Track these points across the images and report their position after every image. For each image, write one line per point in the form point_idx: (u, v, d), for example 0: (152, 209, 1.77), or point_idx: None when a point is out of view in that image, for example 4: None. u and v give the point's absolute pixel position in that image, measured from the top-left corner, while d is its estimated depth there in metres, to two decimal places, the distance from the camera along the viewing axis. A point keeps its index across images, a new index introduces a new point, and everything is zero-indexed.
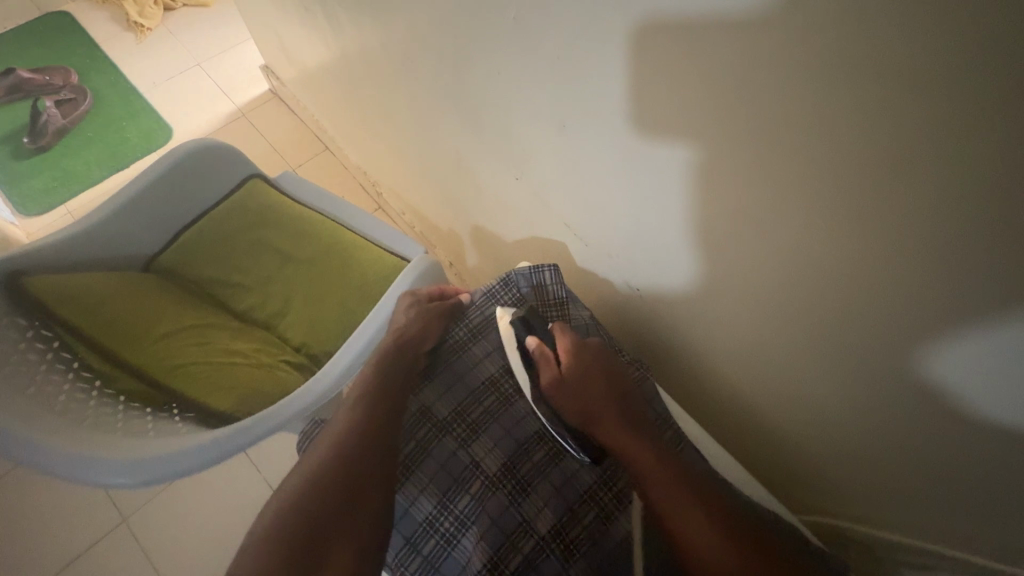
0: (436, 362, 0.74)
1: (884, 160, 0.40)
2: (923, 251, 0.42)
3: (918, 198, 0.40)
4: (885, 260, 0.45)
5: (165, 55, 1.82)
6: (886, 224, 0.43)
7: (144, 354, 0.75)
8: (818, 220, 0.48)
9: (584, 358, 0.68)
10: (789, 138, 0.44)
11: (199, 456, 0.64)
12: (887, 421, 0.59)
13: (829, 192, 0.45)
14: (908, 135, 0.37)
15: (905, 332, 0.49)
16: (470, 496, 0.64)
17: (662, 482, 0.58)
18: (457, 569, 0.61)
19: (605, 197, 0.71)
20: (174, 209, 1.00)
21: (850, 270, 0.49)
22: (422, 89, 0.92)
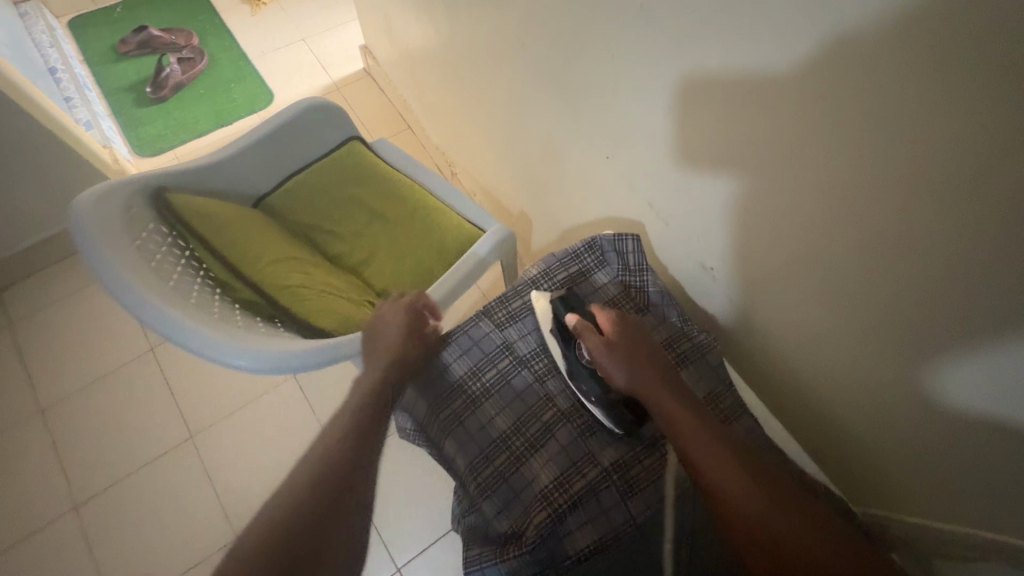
0: (519, 309, 0.79)
1: (994, 166, 0.43)
2: (995, 241, 0.46)
3: (994, 195, 0.44)
4: (958, 251, 0.49)
5: (275, 28, 1.98)
6: (986, 228, 0.46)
7: (258, 272, 0.84)
8: (913, 220, 0.51)
9: (626, 328, 0.72)
10: (897, 139, 0.48)
11: (307, 358, 0.70)
12: (945, 415, 0.61)
13: (913, 183, 0.49)
14: (991, 139, 0.42)
15: (971, 325, 0.52)
16: (541, 424, 0.71)
17: (708, 449, 0.61)
18: (523, 484, 0.68)
19: (690, 187, 0.76)
20: (285, 157, 1.10)
21: (921, 262, 0.53)
22: (523, 73, 1.01)
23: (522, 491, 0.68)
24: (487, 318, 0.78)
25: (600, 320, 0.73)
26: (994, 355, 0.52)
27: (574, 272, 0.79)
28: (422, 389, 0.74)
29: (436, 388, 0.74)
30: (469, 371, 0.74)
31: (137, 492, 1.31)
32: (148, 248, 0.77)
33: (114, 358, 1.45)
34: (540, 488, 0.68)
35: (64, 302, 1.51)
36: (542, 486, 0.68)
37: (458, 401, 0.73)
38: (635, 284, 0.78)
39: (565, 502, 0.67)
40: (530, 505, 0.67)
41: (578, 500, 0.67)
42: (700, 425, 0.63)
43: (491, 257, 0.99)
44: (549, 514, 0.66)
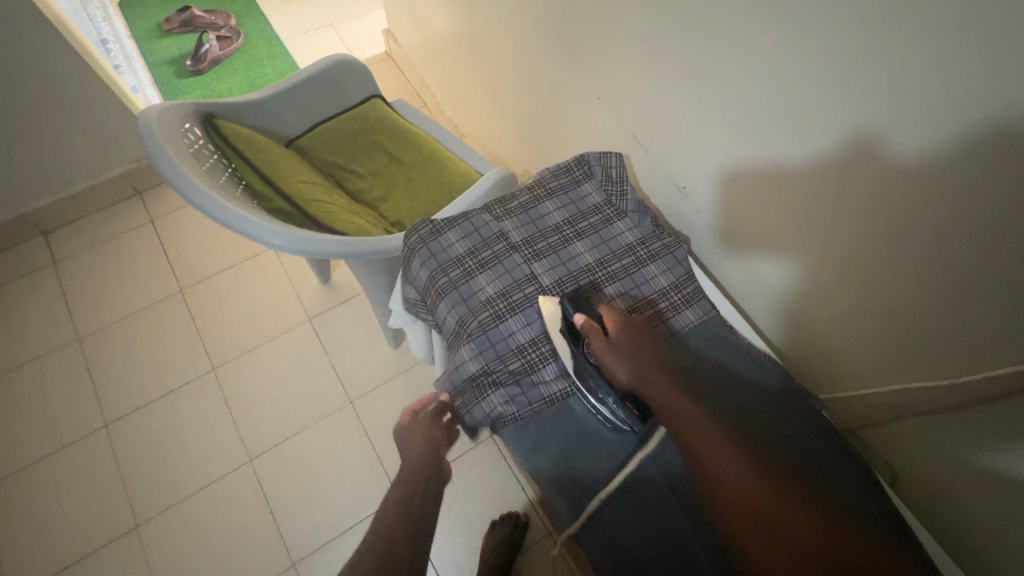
0: (515, 206, 0.85)
1: (896, 51, 0.53)
2: (895, 125, 0.57)
3: (894, 82, 0.55)
4: (871, 138, 0.60)
5: (307, 13, 2.15)
6: (894, 107, 0.56)
7: (289, 187, 0.97)
8: (843, 112, 0.61)
9: (633, 331, 0.72)
10: (827, 38, 0.59)
11: (332, 249, 0.82)
12: (871, 301, 0.71)
13: (839, 78, 0.60)
14: (889, 33, 0.53)
15: (883, 207, 0.63)
16: (525, 295, 0.78)
17: (721, 456, 0.59)
18: (501, 337, 0.76)
19: (670, 118, 0.87)
20: (316, 106, 1.24)
21: (846, 154, 0.64)
22: (531, 35, 1.14)
23: (499, 342, 0.76)
24: (488, 210, 0.84)
25: (607, 321, 0.73)
26: (907, 230, 0.62)
27: (564, 183, 0.86)
28: (424, 261, 0.81)
29: (438, 259, 0.81)
30: (467, 250, 0.81)
31: (162, 415, 1.42)
32: (200, 156, 0.90)
33: (147, 298, 1.58)
34: (516, 343, 0.76)
35: (104, 246, 1.65)
36: (519, 341, 0.76)
37: (455, 271, 0.80)
38: (616, 194, 0.85)
39: (539, 356, 0.76)
40: (505, 355, 0.75)
41: (550, 355, 0.76)
42: (708, 430, 0.62)
43: (491, 189, 1.09)
44: (523, 363, 0.75)
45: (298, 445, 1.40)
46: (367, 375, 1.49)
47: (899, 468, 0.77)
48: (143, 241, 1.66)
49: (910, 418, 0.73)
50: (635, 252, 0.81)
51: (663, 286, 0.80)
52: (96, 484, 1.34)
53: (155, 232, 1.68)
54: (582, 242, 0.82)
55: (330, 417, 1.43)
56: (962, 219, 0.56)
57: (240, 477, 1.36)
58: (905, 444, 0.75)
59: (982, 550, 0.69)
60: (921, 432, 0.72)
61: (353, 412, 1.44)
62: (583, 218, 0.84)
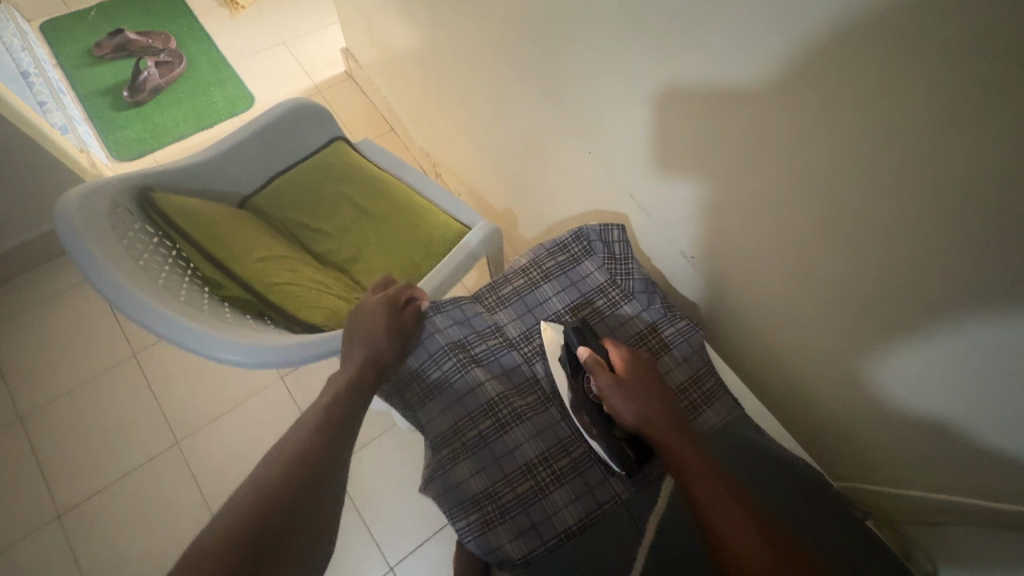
0: (509, 294, 0.79)
1: (946, 133, 0.46)
2: (953, 220, 0.50)
3: (954, 177, 0.48)
4: (925, 231, 0.53)
5: (254, 31, 1.98)
6: (941, 192, 0.49)
7: (246, 268, 0.85)
8: (890, 197, 0.54)
9: (641, 370, 0.68)
10: (865, 117, 0.51)
11: (299, 352, 0.71)
12: (919, 390, 0.65)
13: (882, 164, 0.52)
14: (948, 125, 0.46)
15: (940, 300, 0.56)
16: (527, 403, 0.73)
17: (712, 495, 0.55)
18: (505, 454, 0.69)
19: (673, 177, 0.78)
20: (272, 157, 1.11)
21: (891, 242, 0.56)
22: (508, 72, 1.03)
23: (503, 461, 0.69)
24: (479, 302, 0.79)
25: (613, 357, 0.69)
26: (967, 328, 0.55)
27: (562, 262, 0.79)
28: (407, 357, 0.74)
29: (426, 356, 0.75)
30: (458, 346, 0.75)
31: (123, 500, 1.29)
32: (134, 247, 0.77)
33: (96, 365, 1.43)
34: (522, 462, 0.69)
35: (44, 309, 1.49)
36: (526, 458, 0.69)
37: (447, 370, 0.74)
38: (620, 274, 0.77)
39: (548, 476, 0.69)
40: (512, 474, 0.68)
41: (562, 477, 0.69)
42: (704, 470, 0.58)
43: (476, 250, 0.99)
44: (532, 486, 0.68)
45: None
46: None
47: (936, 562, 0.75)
48: (88, 299, 1.51)
49: (954, 525, 0.70)
50: (647, 341, 0.74)
51: (681, 381, 0.73)
52: None
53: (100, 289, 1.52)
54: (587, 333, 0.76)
55: None
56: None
57: None
58: (949, 544, 0.72)
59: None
60: (963, 538, 0.69)
61: None
62: (585, 303, 0.77)
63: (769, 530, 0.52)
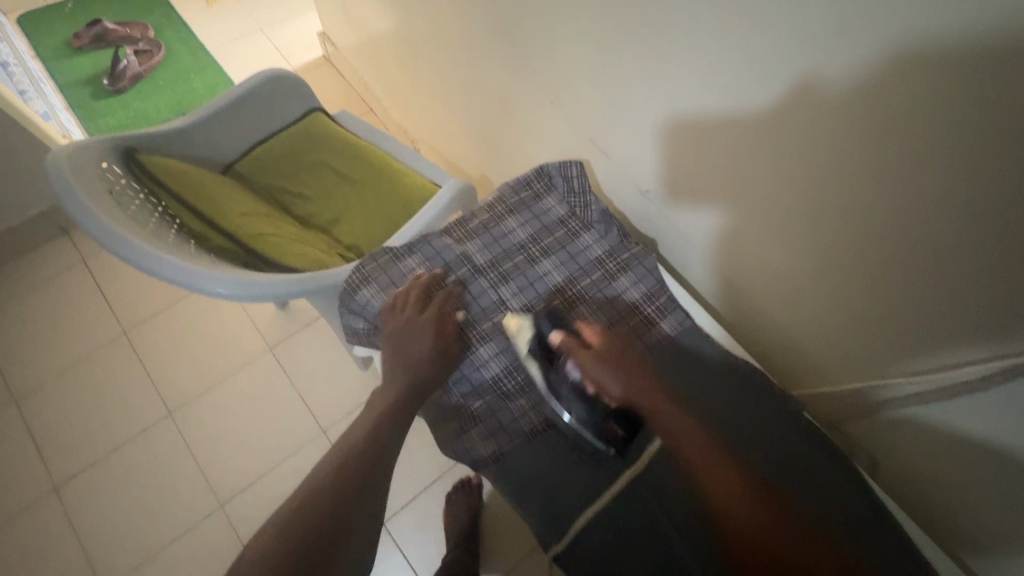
0: (476, 227, 0.84)
1: (849, 34, 0.52)
2: (865, 122, 0.56)
3: (860, 81, 0.54)
4: (843, 137, 0.59)
5: (232, 19, 2.01)
6: (851, 92, 0.55)
7: (229, 221, 0.89)
8: (813, 110, 0.60)
9: (617, 344, 0.71)
10: (785, 34, 0.57)
11: (281, 288, 0.76)
12: (848, 293, 0.71)
13: (803, 77, 0.58)
14: (850, 33, 0.52)
15: (860, 203, 0.62)
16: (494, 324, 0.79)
17: (704, 464, 0.60)
18: (474, 370, 0.77)
19: (629, 119, 0.84)
20: (251, 127, 1.15)
21: (815, 154, 0.62)
22: (476, 36, 1.08)
23: (473, 375, 0.77)
24: (448, 233, 0.83)
25: (586, 335, 0.72)
26: (885, 227, 0.61)
27: (525, 195, 0.85)
28: (378, 291, 0.79)
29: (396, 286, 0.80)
30: (428, 276, 0.80)
31: (118, 470, 1.33)
32: (122, 200, 0.81)
33: (87, 344, 1.46)
34: (489, 375, 0.77)
35: (33, 293, 1.51)
36: (492, 373, 0.77)
37: None
38: (580, 204, 0.84)
39: (513, 388, 0.77)
40: (481, 388, 0.77)
41: (526, 387, 0.77)
42: (695, 439, 0.62)
43: (449, 205, 1.04)
44: (498, 396, 0.77)
45: (273, 483, 1.33)
46: (338, 401, 1.42)
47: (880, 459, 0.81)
48: (76, 282, 1.53)
49: (888, 418, 0.76)
50: (604, 265, 0.81)
51: (634, 299, 0.79)
52: (51, 554, 1.24)
53: (88, 272, 1.55)
54: (549, 260, 0.81)
55: (302, 451, 1.36)
56: (926, 201, 0.55)
57: (212, 525, 1.28)
58: (882, 439, 0.79)
59: (971, 535, 0.75)
60: (899, 430, 0.75)
61: (326, 441, 1.38)
62: (547, 233, 0.83)
63: (757, 489, 0.58)
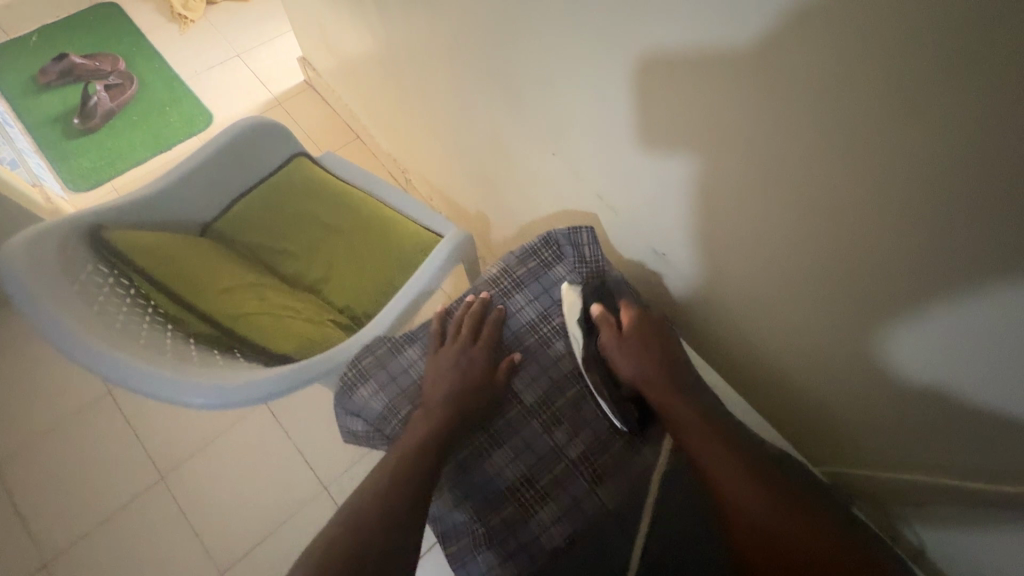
0: (483, 308, 0.81)
1: (892, 122, 0.44)
2: (926, 209, 0.47)
3: (920, 165, 0.45)
4: (896, 221, 0.50)
5: (207, 46, 1.91)
6: (893, 183, 0.48)
7: (211, 302, 0.82)
8: (857, 189, 0.51)
9: (648, 328, 0.76)
10: (818, 107, 0.48)
11: (264, 389, 0.70)
12: (900, 381, 0.62)
13: (847, 153, 0.49)
14: (906, 111, 0.43)
15: (917, 292, 0.53)
16: (508, 421, 0.74)
17: (717, 457, 0.64)
18: (488, 478, 0.72)
19: (634, 177, 0.76)
20: (229, 181, 1.07)
21: (859, 236, 0.54)
22: (464, 74, 0.99)
23: (487, 485, 0.72)
24: (452, 316, 0.82)
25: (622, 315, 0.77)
26: (947, 319, 0.52)
27: (533, 268, 0.83)
28: (377, 389, 0.79)
29: (398, 383, 0.79)
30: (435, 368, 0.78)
31: (110, 541, 1.26)
32: (87, 292, 0.73)
33: (71, 405, 1.39)
34: (505, 483, 0.71)
35: (12, 353, 1.44)
36: (508, 480, 0.72)
37: None
38: (592, 277, 0.82)
39: (533, 497, 0.71)
40: (496, 499, 0.71)
41: (547, 495, 0.71)
42: (704, 434, 0.66)
43: (448, 261, 0.96)
44: (517, 509, 0.70)
45: (273, 548, 1.26)
46: (338, 456, 1.35)
47: (929, 542, 0.74)
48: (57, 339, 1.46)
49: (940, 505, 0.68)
50: None
51: None
52: None
53: None
54: (561, 342, 0.79)
55: (302, 511, 1.30)
56: (985, 297, 0.48)
57: None
58: (937, 525, 0.71)
59: None
60: (953, 519, 0.68)
61: (327, 499, 1.32)
62: (558, 310, 0.81)
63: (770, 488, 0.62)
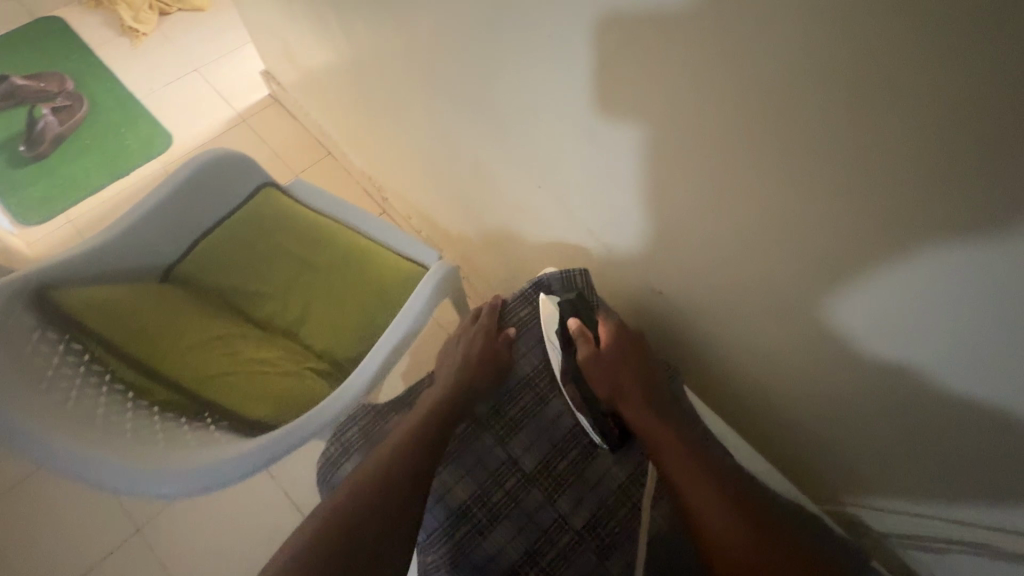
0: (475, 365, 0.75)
1: (927, 168, 0.41)
2: (962, 259, 0.43)
3: (956, 213, 0.41)
4: (928, 269, 0.46)
5: (162, 60, 1.80)
6: (926, 231, 0.44)
7: (174, 365, 0.76)
8: (886, 233, 0.47)
9: (626, 343, 0.73)
10: (844, 148, 0.44)
11: (240, 466, 0.66)
12: (922, 425, 0.60)
13: (875, 197, 0.45)
14: (944, 156, 0.39)
15: (951, 340, 0.50)
16: (507, 492, 0.69)
17: (693, 480, 0.61)
18: (488, 557, 0.66)
19: (631, 209, 0.72)
20: (192, 218, 1.00)
21: (887, 281, 0.50)
22: (440, 96, 0.93)
23: (487, 565, 0.65)
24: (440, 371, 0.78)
25: (600, 330, 0.75)
26: (981, 368, 0.49)
27: (525, 316, 0.80)
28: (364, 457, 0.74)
29: None
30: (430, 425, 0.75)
31: None
32: (35, 368, 0.66)
33: None
34: (508, 562, 0.66)
35: None
36: (510, 560, 0.66)
37: None
38: None
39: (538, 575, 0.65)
40: None
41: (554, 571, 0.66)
42: (682, 457, 0.63)
43: (432, 297, 0.90)
44: None
45: None
46: None
47: None
48: None
49: (961, 551, 0.66)
50: None
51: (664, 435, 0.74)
52: None
53: None
54: (560, 397, 0.74)
55: None
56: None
57: None
58: (954, 562, 0.69)
59: None
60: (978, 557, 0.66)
61: None
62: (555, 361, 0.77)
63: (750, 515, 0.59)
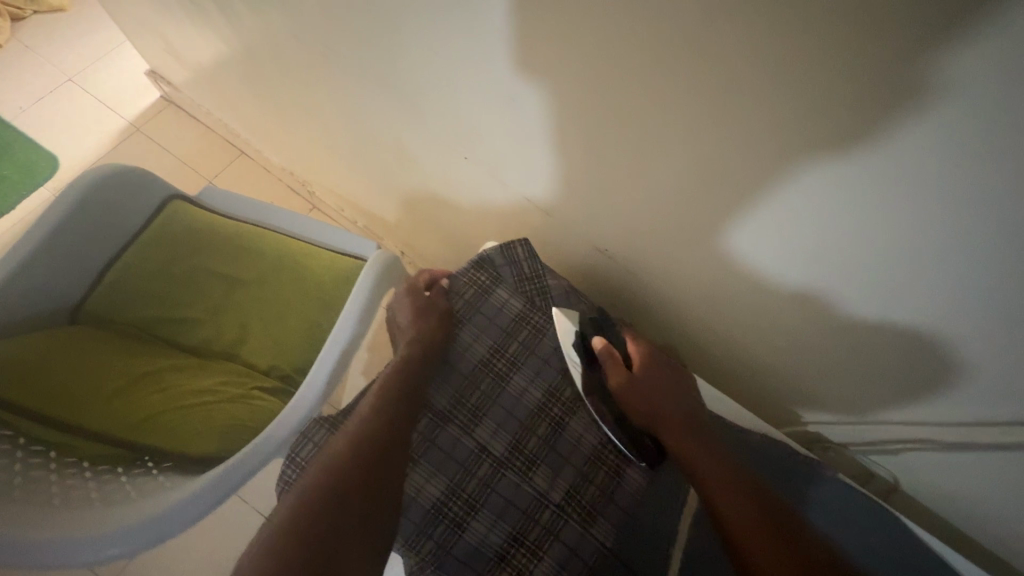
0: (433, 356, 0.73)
1: (841, 99, 0.39)
2: (885, 187, 0.43)
3: (875, 142, 0.40)
4: (852, 200, 0.46)
5: (28, 73, 1.59)
6: (849, 162, 0.43)
7: (98, 415, 0.70)
8: (809, 168, 0.45)
9: (656, 364, 0.74)
10: (756, 87, 0.42)
11: (187, 511, 0.60)
12: (863, 345, 0.61)
13: (795, 133, 0.44)
14: (856, 86, 0.38)
15: (880, 267, 0.50)
16: (479, 480, 0.67)
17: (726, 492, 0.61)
18: (472, 550, 0.64)
19: (562, 171, 0.68)
20: (90, 249, 0.90)
21: (814, 215, 0.50)
22: (343, 77, 0.86)
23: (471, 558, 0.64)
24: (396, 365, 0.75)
25: (632, 350, 0.76)
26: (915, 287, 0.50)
27: (472, 298, 0.79)
28: None
29: None
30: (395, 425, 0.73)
31: None
32: None
33: None
34: (493, 550, 0.64)
35: None
36: (494, 547, 0.65)
37: None
38: (537, 293, 0.79)
39: (525, 556, 0.65)
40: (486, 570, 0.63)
41: (540, 548, 0.65)
42: (715, 472, 0.63)
43: (375, 293, 0.84)
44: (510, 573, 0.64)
45: None
46: None
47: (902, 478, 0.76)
48: None
49: (913, 451, 0.70)
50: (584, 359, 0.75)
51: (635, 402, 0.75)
52: None
53: None
54: (519, 374, 0.74)
55: None
56: (955, 268, 0.45)
57: None
58: (910, 464, 0.73)
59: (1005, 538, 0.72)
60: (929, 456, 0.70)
61: None
62: (510, 338, 0.76)
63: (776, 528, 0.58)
